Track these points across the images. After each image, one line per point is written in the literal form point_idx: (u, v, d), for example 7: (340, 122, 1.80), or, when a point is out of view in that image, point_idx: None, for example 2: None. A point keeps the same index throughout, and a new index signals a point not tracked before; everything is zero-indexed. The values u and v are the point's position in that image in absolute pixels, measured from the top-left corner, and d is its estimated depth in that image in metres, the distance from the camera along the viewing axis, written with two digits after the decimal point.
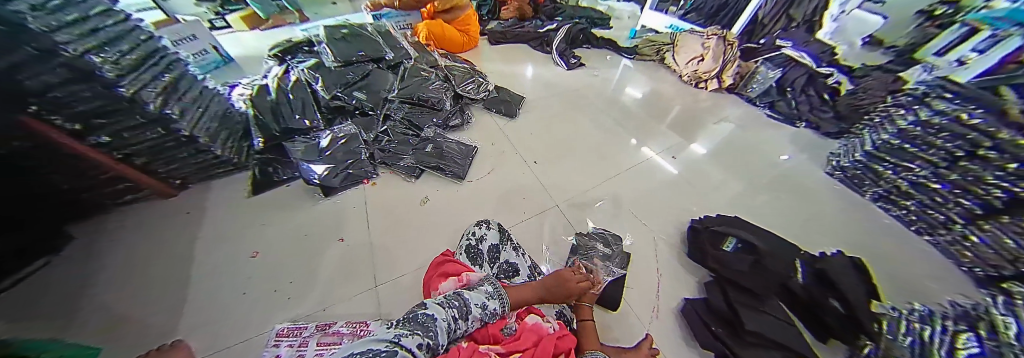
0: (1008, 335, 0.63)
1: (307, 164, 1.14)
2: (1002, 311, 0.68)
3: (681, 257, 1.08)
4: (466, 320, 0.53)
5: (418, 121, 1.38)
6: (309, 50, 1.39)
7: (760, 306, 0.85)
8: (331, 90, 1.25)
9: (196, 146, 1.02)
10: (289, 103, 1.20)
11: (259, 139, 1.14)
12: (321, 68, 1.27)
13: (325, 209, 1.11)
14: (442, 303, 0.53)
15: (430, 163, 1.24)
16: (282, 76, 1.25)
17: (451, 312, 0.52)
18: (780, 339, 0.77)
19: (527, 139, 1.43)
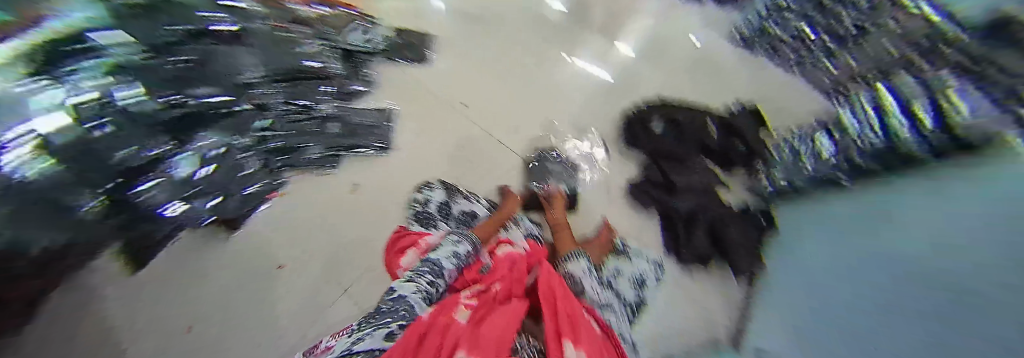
0: (854, 131, 0.77)
1: (174, 204, 0.71)
2: (869, 104, 0.76)
3: (619, 150, 1.15)
4: (440, 278, 0.63)
5: (303, 95, 1.00)
6: (142, 50, 0.62)
7: (687, 167, 1.00)
8: (159, 94, 0.64)
9: (96, 226, 0.58)
10: (109, 140, 0.56)
11: (125, 183, 0.61)
12: (128, 64, 0.59)
13: (241, 242, 0.88)
14: (414, 277, 0.62)
15: (345, 143, 1.05)
16: (79, 96, 0.51)
17: (422, 283, 0.60)
18: (704, 184, 0.97)
19: (444, 83, 1.27)
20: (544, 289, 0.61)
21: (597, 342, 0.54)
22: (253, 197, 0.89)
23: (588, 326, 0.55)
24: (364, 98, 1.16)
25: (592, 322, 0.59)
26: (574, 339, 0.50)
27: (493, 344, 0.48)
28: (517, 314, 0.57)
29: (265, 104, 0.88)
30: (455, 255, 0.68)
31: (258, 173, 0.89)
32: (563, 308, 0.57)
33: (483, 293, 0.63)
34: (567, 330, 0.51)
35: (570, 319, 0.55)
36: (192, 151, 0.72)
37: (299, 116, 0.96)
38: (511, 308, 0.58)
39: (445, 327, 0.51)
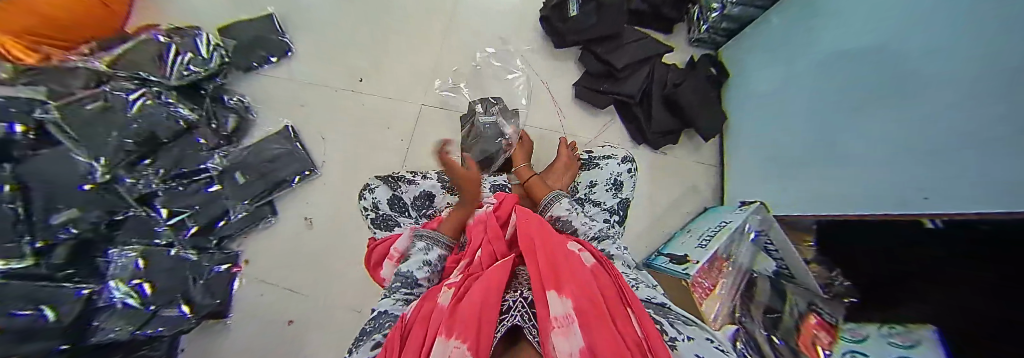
0: None
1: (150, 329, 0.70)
2: None
3: (550, 54, 1.00)
4: (417, 288, 0.59)
5: (181, 162, 0.80)
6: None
7: (623, 41, 0.90)
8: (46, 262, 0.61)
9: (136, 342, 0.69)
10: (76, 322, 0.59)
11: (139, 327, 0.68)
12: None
13: (240, 322, 0.83)
14: (389, 292, 0.58)
15: (265, 190, 0.85)
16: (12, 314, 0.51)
17: (399, 295, 0.57)
18: (647, 54, 0.89)
19: (321, 58, 0.96)
20: (526, 239, 0.53)
21: (587, 283, 0.46)
22: (213, 286, 0.80)
23: (576, 269, 0.48)
24: (252, 132, 0.92)
25: (582, 259, 0.51)
26: (558, 287, 0.44)
27: (480, 308, 0.43)
28: (505, 272, 0.50)
29: (146, 194, 0.77)
30: (426, 264, 0.61)
31: (202, 260, 0.80)
32: (546, 259, 0.49)
33: (467, 268, 0.57)
34: (550, 281, 0.44)
35: (554, 268, 0.47)
36: (113, 278, 0.67)
37: (196, 187, 0.81)
38: (495, 272, 0.49)
39: (430, 315, 0.47)
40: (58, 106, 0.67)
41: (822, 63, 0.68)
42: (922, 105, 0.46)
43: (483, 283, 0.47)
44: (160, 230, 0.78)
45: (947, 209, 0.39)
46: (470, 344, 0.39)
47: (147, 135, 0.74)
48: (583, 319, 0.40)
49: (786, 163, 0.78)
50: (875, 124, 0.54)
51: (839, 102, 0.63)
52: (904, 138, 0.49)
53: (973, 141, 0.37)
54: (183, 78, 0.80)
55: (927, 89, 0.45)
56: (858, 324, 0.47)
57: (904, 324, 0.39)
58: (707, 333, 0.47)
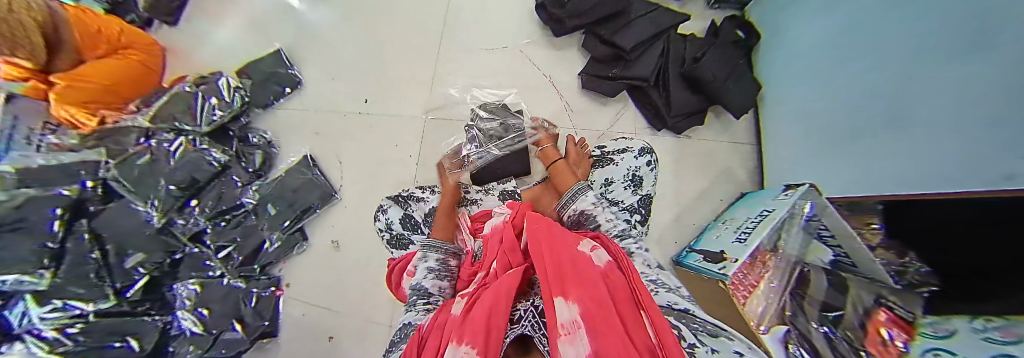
0: None
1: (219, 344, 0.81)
2: None
3: (550, 44, 0.93)
4: (433, 296, 0.58)
5: (224, 199, 0.87)
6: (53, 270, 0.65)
7: (629, 18, 0.81)
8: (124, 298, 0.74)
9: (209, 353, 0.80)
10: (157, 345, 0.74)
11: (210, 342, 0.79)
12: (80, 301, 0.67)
13: (290, 341, 0.90)
14: (411, 305, 0.57)
15: (293, 216, 0.91)
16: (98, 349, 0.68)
17: (420, 307, 0.56)
18: (658, 29, 0.80)
19: (327, 84, 0.99)
20: (535, 244, 0.51)
21: (596, 285, 0.42)
22: (262, 309, 0.87)
23: (584, 271, 0.44)
24: (277, 165, 0.96)
25: (592, 260, 0.47)
26: (564, 291, 0.41)
27: (488, 315, 0.42)
28: (516, 280, 0.49)
29: (195, 232, 0.84)
30: (431, 270, 0.61)
31: (250, 287, 0.87)
32: (554, 262, 0.46)
33: (484, 280, 0.56)
34: (555, 285, 0.42)
35: (560, 270, 0.44)
36: (180, 309, 0.79)
37: (237, 220, 0.88)
38: (500, 284, 0.47)
39: (445, 322, 0.47)
40: (115, 164, 0.75)
41: (877, 6, 0.56)
42: (1012, 42, 0.35)
43: (494, 290, 0.46)
44: (210, 263, 0.85)
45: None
46: (478, 345, 0.38)
47: (188, 180, 0.81)
48: (588, 324, 0.36)
49: (842, 131, 0.66)
50: (959, 72, 0.42)
51: (907, 51, 0.51)
52: (991, 87, 0.37)
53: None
54: (212, 124, 0.87)
55: (1016, 19, 0.34)
56: (942, 318, 0.37)
57: (998, 317, 0.30)
58: (738, 344, 0.38)
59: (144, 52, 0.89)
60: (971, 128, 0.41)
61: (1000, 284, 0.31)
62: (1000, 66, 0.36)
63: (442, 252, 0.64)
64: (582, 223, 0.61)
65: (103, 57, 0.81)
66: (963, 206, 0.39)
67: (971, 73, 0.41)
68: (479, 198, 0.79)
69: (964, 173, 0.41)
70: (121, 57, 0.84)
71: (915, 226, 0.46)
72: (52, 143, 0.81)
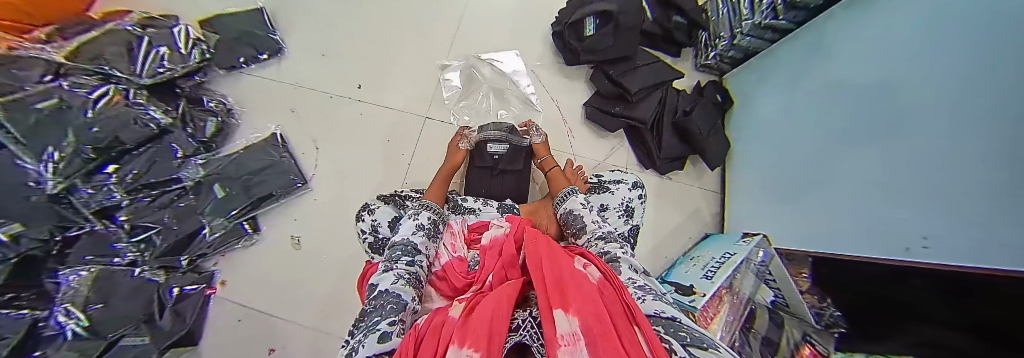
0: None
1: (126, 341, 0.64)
2: None
3: (560, 70, 0.97)
4: (417, 256, 0.58)
5: (154, 171, 0.71)
6: None
7: (637, 63, 0.88)
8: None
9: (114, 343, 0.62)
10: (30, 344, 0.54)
11: (112, 336, 0.62)
12: None
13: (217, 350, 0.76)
14: (390, 263, 0.55)
15: (252, 197, 0.78)
16: None
17: (399, 270, 0.53)
18: (661, 78, 0.88)
19: (316, 60, 0.89)
20: (535, 256, 0.48)
21: (595, 298, 0.38)
22: (184, 310, 0.72)
23: (583, 285, 0.40)
24: (235, 137, 0.84)
25: (586, 275, 0.44)
26: (564, 304, 0.37)
27: (490, 321, 0.36)
28: (513, 288, 0.44)
29: (106, 207, 0.67)
30: (419, 228, 0.63)
31: (171, 282, 0.72)
32: (554, 276, 0.42)
33: (478, 290, 0.53)
34: (556, 298, 0.38)
35: (560, 283, 0.41)
36: (63, 302, 0.58)
37: (165, 200, 0.73)
38: (504, 289, 0.43)
39: (444, 323, 0.40)
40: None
41: (826, 98, 0.70)
42: (929, 148, 0.46)
43: (493, 296, 0.41)
44: (119, 247, 0.69)
45: (961, 256, 0.40)
46: (481, 348, 0.32)
47: (111, 140, 0.64)
48: (588, 337, 0.32)
49: (794, 193, 0.79)
50: (883, 162, 0.55)
51: (845, 140, 0.64)
52: (916, 180, 0.49)
53: (986, 186, 0.37)
54: (155, 77, 0.72)
55: (936, 131, 0.45)
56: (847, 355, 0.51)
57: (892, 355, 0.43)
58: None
59: None
60: (893, 209, 0.52)
61: (918, 330, 0.40)
62: (920, 163, 0.48)
63: (432, 212, 0.67)
64: (570, 222, 0.68)
65: None
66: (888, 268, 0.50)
67: (891, 161, 0.53)
68: (477, 207, 0.78)
69: (891, 242, 0.52)
70: None
71: (838, 282, 0.59)
72: None
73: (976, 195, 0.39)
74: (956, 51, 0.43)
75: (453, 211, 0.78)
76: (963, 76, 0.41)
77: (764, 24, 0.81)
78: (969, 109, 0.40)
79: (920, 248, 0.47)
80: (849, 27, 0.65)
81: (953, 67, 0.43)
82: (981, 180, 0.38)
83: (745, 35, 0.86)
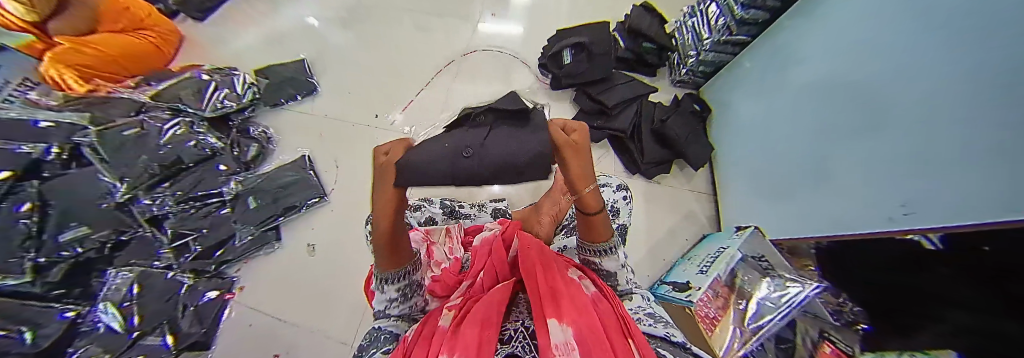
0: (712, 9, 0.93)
1: (146, 342, 0.70)
2: None
3: (547, 93, 1.10)
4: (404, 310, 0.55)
5: (204, 185, 0.83)
6: None
7: (613, 82, 1.01)
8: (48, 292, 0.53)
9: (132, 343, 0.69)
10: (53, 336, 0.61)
11: (135, 333, 0.69)
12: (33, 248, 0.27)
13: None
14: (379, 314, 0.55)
15: (275, 210, 0.88)
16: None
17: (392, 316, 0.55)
18: (636, 93, 0.99)
19: (341, 94, 1.07)
20: (524, 262, 0.47)
21: (588, 309, 0.39)
22: (203, 313, 0.78)
23: (576, 296, 0.42)
24: (269, 160, 0.97)
25: (581, 287, 0.45)
26: (558, 313, 0.37)
27: (477, 330, 0.36)
28: (504, 295, 0.45)
29: (157, 216, 0.77)
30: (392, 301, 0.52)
31: (198, 286, 0.79)
32: (547, 281, 0.43)
33: (468, 291, 0.54)
34: (550, 306, 0.37)
35: (554, 290, 0.42)
36: (103, 300, 0.68)
37: (208, 209, 0.83)
38: (494, 295, 0.45)
39: (433, 335, 0.42)
40: (97, 130, 0.71)
41: (799, 93, 0.76)
42: (896, 128, 0.51)
43: (483, 303, 0.42)
44: (162, 253, 0.78)
45: (947, 219, 0.42)
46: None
47: (175, 160, 0.79)
48: (582, 347, 0.33)
49: (784, 186, 0.82)
50: (859, 144, 0.59)
51: (819, 128, 0.70)
52: (888, 161, 0.53)
53: (957, 144, 0.41)
54: (216, 110, 0.89)
55: (899, 108, 0.50)
56: (879, 354, 0.50)
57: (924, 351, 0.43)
58: None
59: (161, 35, 0.94)
60: (878, 184, 0.56)
61: (950, 316, 0.39)
62: (888, 139, 0.53)
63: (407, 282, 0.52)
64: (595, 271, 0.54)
65: (119, 31, 0.85)
66: (887, 239, 0.52)
67: (865, 142, 0.58)
68: (472, 213, 0.84)
69: (878, 214, 0.56)
70: (137, 36, 0.88)
71: (856, 276, 0.58)
72: (26, 100, 0.75)
73: (958, 157, 0.41)
74: (904, 43, 0.48)
75: (449, 215, 0.83)
76: (917, 58, 0.46)
77: (723, 40, 0.93)
78: (925, 94, 0.45)
79: (904, 215, 0.50)
80: (804, 34, 0.74)
81: (904, 52, 0.48)
82: (956, 148, 0.41)
83: (709, 51, 0.98)
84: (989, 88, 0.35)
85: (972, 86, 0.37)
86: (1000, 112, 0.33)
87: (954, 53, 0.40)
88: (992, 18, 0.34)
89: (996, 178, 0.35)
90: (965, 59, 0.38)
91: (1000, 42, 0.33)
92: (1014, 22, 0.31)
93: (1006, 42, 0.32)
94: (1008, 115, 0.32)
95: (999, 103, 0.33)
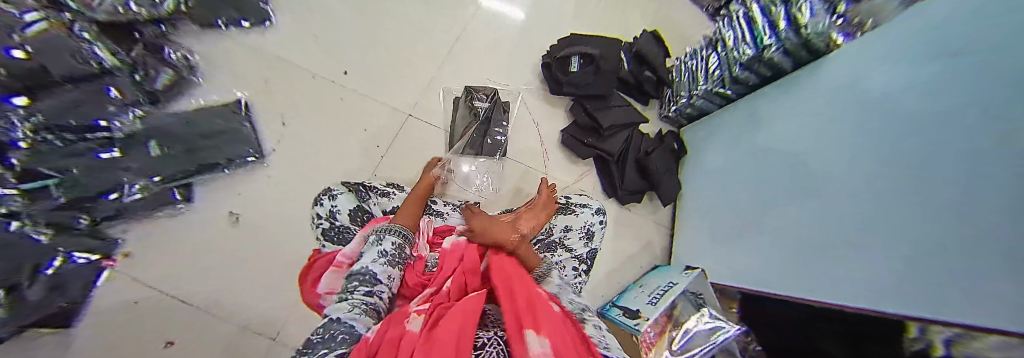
0: (713, 60, 0.95)
1: None
2: (726, 28, 0.91)
3: (542, 95, 1.05)
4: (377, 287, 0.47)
5: (85, 113, 0.59)
6: None
7: (609, 103, 0.99)
8: None
9: None
10: None
11: None
12: None
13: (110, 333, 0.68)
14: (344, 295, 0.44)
15: (197, 165, 0.74)
16: None
17: (356, 298, 0.43)
18: (630, 120, 0.98)
19: (304, 37, 0.88)
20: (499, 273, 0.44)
21: (562, 323, 0.37)
22: (63, 285, 0.62)
23: (550, 309, 0.39)
24: (186, 95, 0.79)
25: (552, 302, 0.42)
26: (535, 324, 0.34)
27: (454, 336, 0.31)
28: (478, 302, 0.40)
29: (1, 144, 0.49)
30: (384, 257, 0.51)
31: (58, 245, 0.61)
32: (522, 292, 0.41)
33: (432, 299, 0.47)
34: (527, 317, 0.35)
35: (530, 301, 0.39)
36: None
37: (84, 146, 0.60)
38: (465, 304, 0.39)
39: (399, 339, 0.34)
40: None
41: (752, 157, 0.85)
42: (822, 219, 0.60)
43: (457, 310, 0.37)
44: (6, 195, 0.52)
45: (845, 302, 0.52)
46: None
47: (35, 68, 0.50)
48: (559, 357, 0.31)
49: (720, 239, 0.93)
50: (791, 221, 0.69)
51: (762, 196, 0.79)
52: (808, 242, 0.63)
53: (867, 250, 0.49)
54: (113, 14, 0.64)
55: (829, 204, 0.59)
56: None
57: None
58: None
59: None
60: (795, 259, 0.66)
61: None
62: (814, 227, 0.62)
63: (401, 237, 0.56)
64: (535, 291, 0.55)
65: None
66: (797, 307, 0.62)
67: (793, 224, 0.68)
68: (445, 211, 0.75)
69: (790, 282, 0.67)
70: None
71: (773, 326, 0.66)
72: None
73: (865, 260, 0.49)
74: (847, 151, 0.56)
75: None
76: (856, 167, 0.53)
77: (714, 91, 0.95)
78: (856, 200, 0.52)
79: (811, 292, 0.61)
80: (778, 108, 0.79)
81: (848, 160, 0.55)
82: (867, 252, 0.49)
83: (699, 97, 1.00)
84: (914, 215, 0.41)
85: (891, 213, 0.45)
86: (924, 240, 0.39)
87: (883, 180, 0.47)
88: (923, 171, 0.40)
89: (895, 296, 0.43)
90: (894, 192, 0.45)
91: (931, 192, 0.39)
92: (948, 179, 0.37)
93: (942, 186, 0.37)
94: (928, 256, 0.39)
95: (921, 234, 0.40)
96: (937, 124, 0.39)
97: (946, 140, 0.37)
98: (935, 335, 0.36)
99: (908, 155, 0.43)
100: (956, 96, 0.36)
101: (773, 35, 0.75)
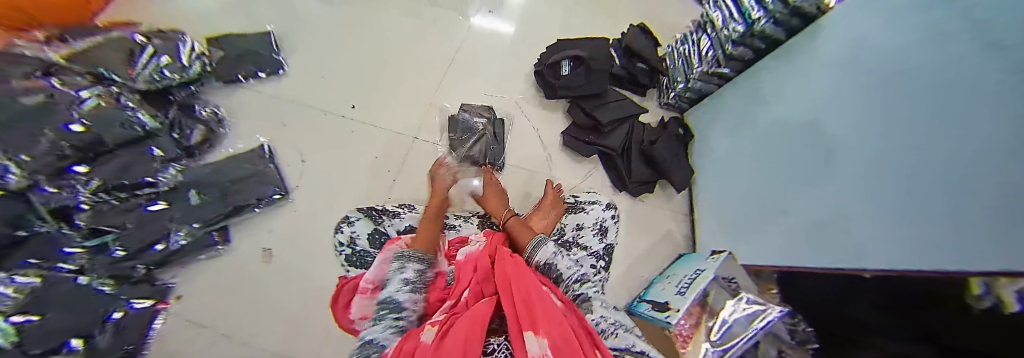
0: (705, 41, 0.95)
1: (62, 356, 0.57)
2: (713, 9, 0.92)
3: (539, 101, 1.08)
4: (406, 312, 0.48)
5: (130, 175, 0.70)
6: None
7: (606, 99, 1.00)
8: None
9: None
10: None
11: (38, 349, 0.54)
12: None
13: None
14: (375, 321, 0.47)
15: (229, 208, 0.80)
16: None
17: (386, 322, 0.46)
18: (628, 112, 0.99)
19: (313, 80, 0.95)
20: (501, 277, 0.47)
21: (562, 319, 0.39)
22: (127, 331, 0.68)
23: (550, 307, 0.41)
24: (217, 148, 0.87)
25: (553, 298, 0.44)
26: (535, 326, 0.37)
27: (462, 345, 0.35)
28: (486, 307, 0.43)
29: (65, 208, 0.63)
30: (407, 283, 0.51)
31: (121, 293, 0.69)
32: (522, 292, 0.43)
33: (452, 309, 0.49)
34: (526, 319, 0.38)
35: (529, 301, 0.41)
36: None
37: (136, 201, 0.73)
38: (475, 309, 0.41)
39: (414, 352, 0.38)
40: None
41: (761, 131, 0.83)
42: (838, 183, 0.58)
43: (465, 317, 0.39)
44: (69, 252, 0.65)
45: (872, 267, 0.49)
46: None
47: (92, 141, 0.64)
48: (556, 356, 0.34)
49: (742, 219, 0.90)
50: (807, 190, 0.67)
51: (775, 169, 0.77)
52: (829, 210, 0.60)
53: (884, 208, 0.47)
54: (152, 82, 0.77)
55: (841, 167, 0.57)
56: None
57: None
58: None
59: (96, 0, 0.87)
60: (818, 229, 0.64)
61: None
62: (832, 193, 0.59)
63: (420, 262, 0.55)
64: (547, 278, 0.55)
65: None
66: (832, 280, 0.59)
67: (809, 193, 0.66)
68: (457, 224, 0.79)
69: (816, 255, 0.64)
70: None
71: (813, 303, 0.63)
72: None
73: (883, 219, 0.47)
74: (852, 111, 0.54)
75: None
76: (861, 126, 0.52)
77: (711, 71, 0.95)
78: (865, 159, 0.51)
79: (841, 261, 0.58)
80: (776, 80, 0.78)
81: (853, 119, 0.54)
82: (883, 210, 0.47)
83: (696, 80, 1.00)
84: (921, 165, 0.40)
85: (899, 166, 0.44)
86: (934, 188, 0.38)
87: (888, 134, 0.46)
88: (924, 115, 0.39)
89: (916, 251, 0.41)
90: (899, 142, 0.44)
91: (932, 139, 0.38)
92: (948, 122, 0.36)
93: (940, 131, 0.37)
94: (937, 200, 0.38)
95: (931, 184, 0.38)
96: (929, 69, 0.38)
97: (938, 79, 0.37)
98: (957, 278, 0.35)
99: (907, 106, 0.42)
100: (947, 40, 0.35)
101: (760, 8, 0.75)
